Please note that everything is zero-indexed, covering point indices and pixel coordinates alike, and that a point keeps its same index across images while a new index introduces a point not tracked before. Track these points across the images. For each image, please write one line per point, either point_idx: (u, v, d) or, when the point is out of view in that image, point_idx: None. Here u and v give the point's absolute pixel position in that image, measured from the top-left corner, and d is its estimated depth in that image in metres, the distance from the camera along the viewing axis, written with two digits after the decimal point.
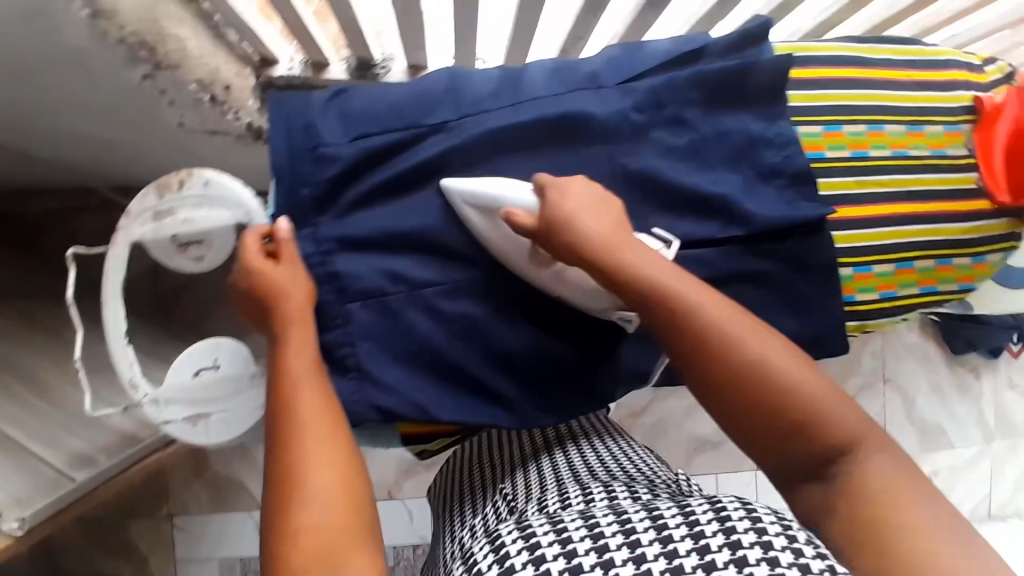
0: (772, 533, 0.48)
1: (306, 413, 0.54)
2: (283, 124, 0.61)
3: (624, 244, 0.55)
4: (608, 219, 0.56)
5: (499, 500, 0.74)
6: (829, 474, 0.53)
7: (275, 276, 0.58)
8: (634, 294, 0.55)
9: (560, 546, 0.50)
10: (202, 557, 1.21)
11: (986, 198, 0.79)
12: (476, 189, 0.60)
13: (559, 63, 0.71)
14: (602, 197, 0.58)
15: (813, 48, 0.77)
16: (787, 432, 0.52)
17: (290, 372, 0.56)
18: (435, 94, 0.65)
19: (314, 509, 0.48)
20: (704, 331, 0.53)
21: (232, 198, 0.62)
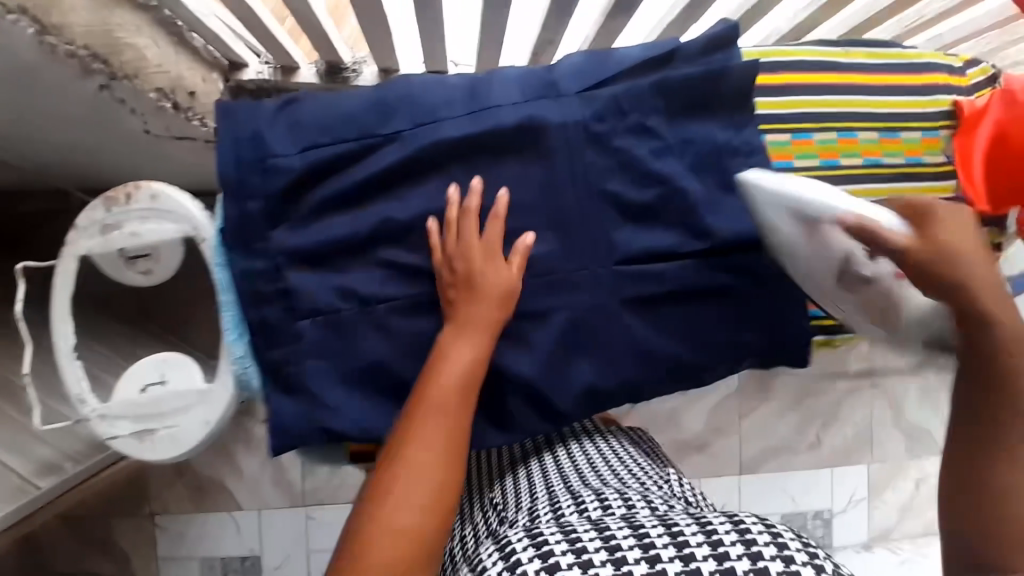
0: (797, 560, 0.49)
1: (435, 432, 0.55)
2: (230, 134, 0.60)
3: (970, 258, 0.54)
4: (967, 236, 0.54)
5: (490, 511, 0.75)
6: (1007, 564, 0.51)
7: (474, 262, 0.59)
8: (956, 302, 0.54)
9: (574, 556, 0.51)
10: (182, 555, 1.22)
11: (965, 208, 0.75)
12: (761, 189, 0.58)
13: (523, 69, 0.68)
14: (967, 218, 0.56)
15: (785, 52, 0.74)
16: (993, 479, 0.53)
17: (444, 358, 0.57)
18: (390, 102, 0.63)
19: (389, 535, 0.51)
20: (1004, 343, 0.53)
21: (180, 212, 0.60)
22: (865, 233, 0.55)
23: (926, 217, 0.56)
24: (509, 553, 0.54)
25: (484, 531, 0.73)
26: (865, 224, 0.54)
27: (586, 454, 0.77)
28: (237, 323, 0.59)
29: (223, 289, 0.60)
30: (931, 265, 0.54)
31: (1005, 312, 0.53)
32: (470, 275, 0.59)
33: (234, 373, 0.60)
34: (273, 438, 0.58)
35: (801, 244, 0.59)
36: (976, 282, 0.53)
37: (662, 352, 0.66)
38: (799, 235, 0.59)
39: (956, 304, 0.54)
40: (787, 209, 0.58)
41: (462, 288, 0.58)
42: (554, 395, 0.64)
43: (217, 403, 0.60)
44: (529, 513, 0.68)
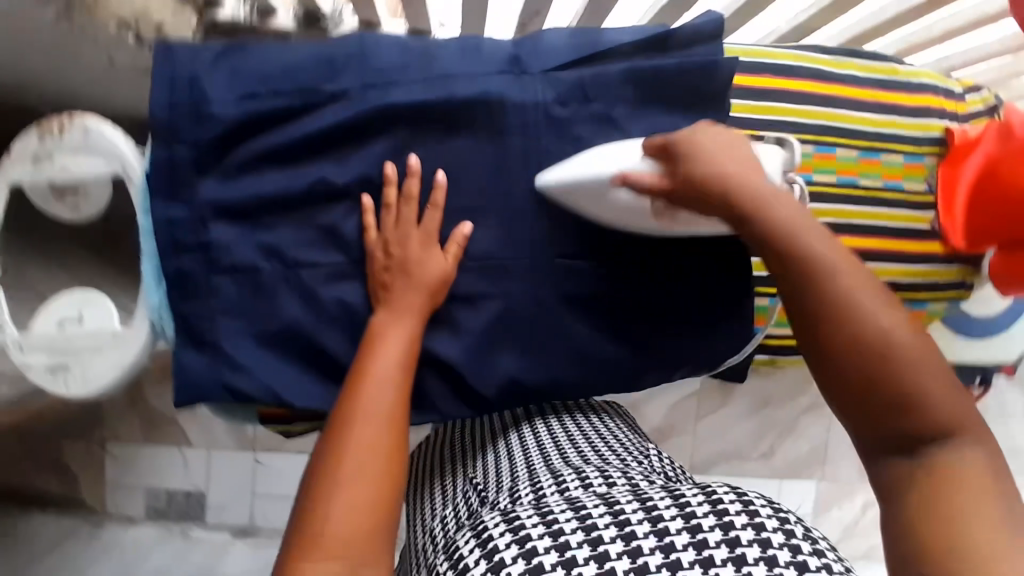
0: (768, 528, 0.47)
1: (374, 410, 0.52)
2: (166, 73, 0.58)
3: (742, 177, 0.53)
4: (735, 161, 0.54)
5: (469, 490, 0.68)
6: (920, 454, 0.46)
7: (411, 251, 0.58)
8: (754, 236, 0.52)
9: (552, 539, 0.48)
10: (128, 484, 1.24)
11: (939, 241, 0.74)
12: (552, 181, 0.60)
13: (490, 39, 0.65)
14: (728, 139, 0.56)
15: (770, 54, 0.70)
16: (878, 388, 0.47)
17: (379, 340, 0.55)
18: (339, 58, 0.60)
19: (343, 515, 0.47)
20: (804, 252, 0.51)
21: (110, 149, 0.58)
22: (632, 185, 0.55)
23: (671, 149, 0.55)
24: (485, 537, 0.51)
25: (463, 512, 0.65)
26: (628, 176, 0.55)
27: (567, 432, 0.71)
28: (156, 271, 0.58)
29: (145, 234, 0.58)
30: (710, 196, 0.54)
31: (787, 211, 0.52)
32: (406, 262, 0.57)
33: (150, 319, 0.59)
34: (178, 390, 0.57)
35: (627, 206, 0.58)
36: (761, 202, 0.52)
37: (592, 352, 0.64)
38: (596, 206, 0.59)
39: (750, 230, 0.52)
40: (566, 187, 0.59)
41: (393, 278, 0.57)
42: (475, 381, 0.62)
43: (132, 347, 0.59)
44: (505, 494, 0.62)
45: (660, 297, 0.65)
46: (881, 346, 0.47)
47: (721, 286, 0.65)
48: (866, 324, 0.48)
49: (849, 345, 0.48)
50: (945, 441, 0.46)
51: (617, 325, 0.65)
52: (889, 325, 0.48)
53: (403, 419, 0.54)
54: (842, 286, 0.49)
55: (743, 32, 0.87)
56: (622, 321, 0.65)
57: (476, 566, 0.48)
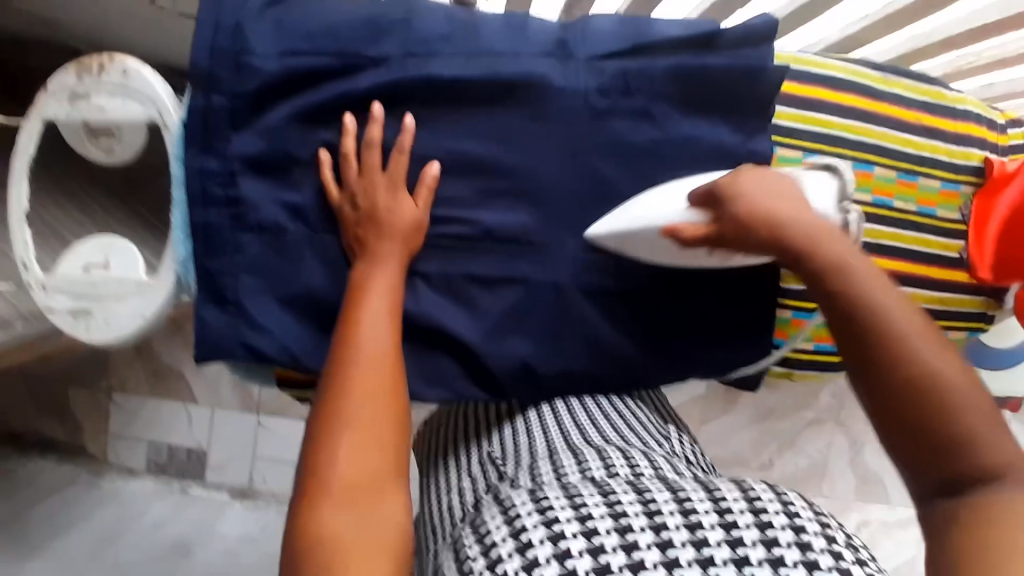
0: (810, 531, 0.45)
1: (373, 355, 0.53)
2: (210, 21, 0.57)
3: (797, 215, 0.53)
4: (785, 200, 0.54)
5: (487, 464, 0.67)
6: (968, 490, 0.44)
7: (378, 199, 0.57)
8: (807, 273, 0.52)
9: (580, 523, 0.46)
10: (131, 436, 1.25)
11: (966, 270, 0.73)
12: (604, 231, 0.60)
13: (538, 21, 0.64)
14: (776, 178, 0.56)
15: (818, 63, 0.69)
16: (928, 426, 0.46)
17: (365, 294, 0.55)
18: (385, 23, 0.60)
19: (352, 460, 0.49)
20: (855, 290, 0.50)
21: (147, 93, 0.58)
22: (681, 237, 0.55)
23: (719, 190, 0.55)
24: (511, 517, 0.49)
25: (481, 486, 0.64)
26: (678, 231, 0.55)
27: (589, 411, 0.68)
28: (184, 223, 0.58)
29: (177, 184, 0.58)
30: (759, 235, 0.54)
31: (844, 250, 0.52)
32: (373, 211, 0.57)
33: (175, 271, 0.58)
34: (196, 344, 0.57)
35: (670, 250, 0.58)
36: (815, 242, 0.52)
37: (610, 345, 0.64)
38: (648, 251, 0.59)
39: (805, 268, 0.52)
40: (617, 237, 0.59)
41: (365, 230, 0.57)
42: (490, 362, 0.62)
43: (155, 297, 0.59)
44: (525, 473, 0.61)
45: (688, 307, 0.65)
46: (941, 392, 0.46)
47: (743, 301, 0.65)
48: (924, 365, 0.47)
49: (901, 382, 0.47)
50: (994, 482, 0.44)
51: (635, 319, 0.64)
52: (942, 369, 0.47)
53: (399, 365, 0.54)
54: (897, 323, 0.48)
55: (792, 39, 0.86)
56: (638, 317, 0.64)
57: (502, 544, 0.46)
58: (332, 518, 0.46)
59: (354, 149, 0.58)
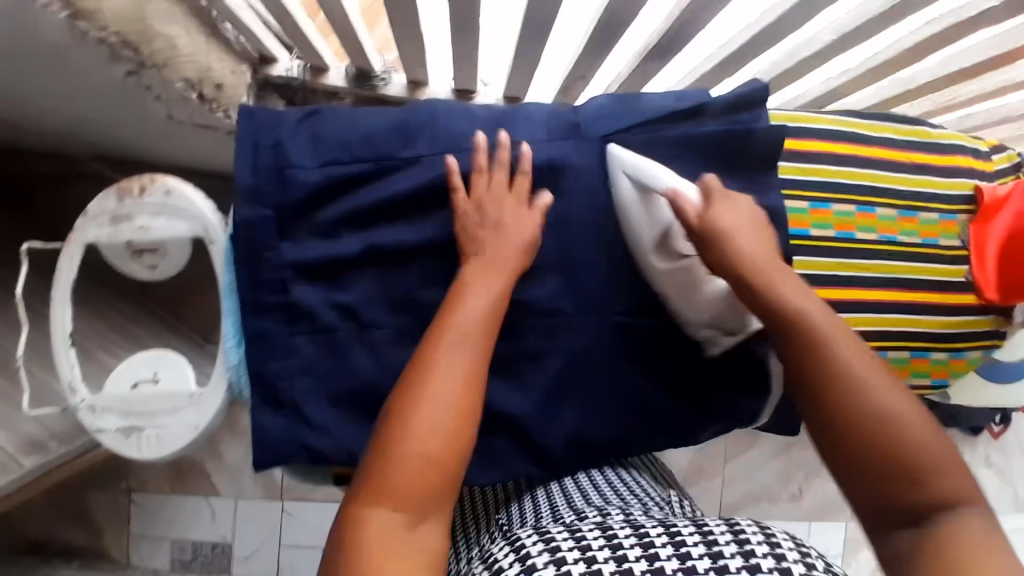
0: (790, 559, 0.47)
1: (459, 337, 0.53)
2: (250, 139, 0.60)
3: (761, 253, 0.56)
4: (753, 236, 0.57)
5: (496, 532, 0.67)
6: (926, 523, 0.48)
7: (505, 211, 0.59)
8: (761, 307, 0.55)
9: (580, 552, 0.49)
10: (155, 536, 1.23)
11: (974, 292, 0.76)
12: (619, 157, 0.63)
13: (549, 106, 0.68)
14: (741, 214, 0.59)
15: (811, 118, 0.74)
16: (880, 460, 0.49)
17: (466, 287, 0.56)
18: (413, 122, 0.63)
19: (414, 459, 0.48)
20: (807, 321, 0.53)
21: (191, 211, 0.60)
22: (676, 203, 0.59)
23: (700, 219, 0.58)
24: (523, 554, 0.51)
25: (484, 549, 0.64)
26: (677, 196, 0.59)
27: (591, 477, 0.70)
28: (237, 331, 0.60)
29: (227, 293, 0.60)
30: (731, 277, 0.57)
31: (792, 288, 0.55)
32: (500, 221, 0.59)
33: (227, 379, 0.60)
34: (257, 452, 0.58)
35: (647, 213, 0.62)
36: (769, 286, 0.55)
37: (652, 404, 0.66)
38: (633, 203, 0.63)
39: (762, 311, 0.55)
40: (627, 176, 0.63)
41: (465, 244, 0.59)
42: (539, 435, 0.64)
43: (209, 406, 0.60)
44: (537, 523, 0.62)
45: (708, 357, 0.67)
46: (883, 440, 0.49)
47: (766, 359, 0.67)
48: (871, 412, 0.50)
49: (849, 425, 0.50)
50: (950, 513, 0.48)
51: (673, 374, 0.67)
52: (890, 405, 0.50)
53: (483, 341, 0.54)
54: (843, 361, 0.52)
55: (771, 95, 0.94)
56: (671, 369, 0.67)
57: (511, 568, 0.49)
58: (377, 541, 0.45)
59: (484, 164, 0.61)
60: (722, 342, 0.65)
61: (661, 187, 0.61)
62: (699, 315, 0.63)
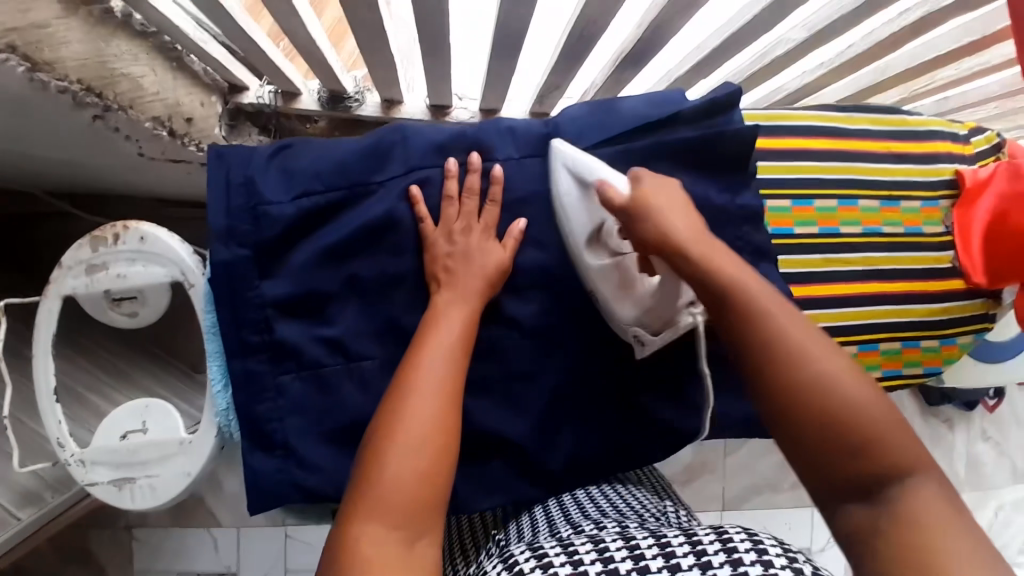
0: (777, 563, 0.47)
1: (434, 369, 0.52)
2: (221, 180, 0.59)
3: (695, 233, 0.54)
4: (687, 215, 0.55)
5: (492, 546, 0.65)
6: (877, 496, 0.46)
7: (473, 240, 0.60)
8: (700, 284, 0.53)
9: (572, 566, 0.49)
10: (160, 570, 1.22)
11: (962, 278, 0.76)
12: (561, 155, 0.62)
13: (521, 120, 0.68)
14: (673, 193, 0.57)
15: (787, 115, 0.74)
16: (831, 435, 0.47)
17: (434, 321, 0.56)
18: (384, 147, 0.62)
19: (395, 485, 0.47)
20: (744, 295, 0.51)
21: (167, 256, 0.59)
22: (603, 194, 0.58)
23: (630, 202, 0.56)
24: (513, 565, 0.51)
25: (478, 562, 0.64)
26: (604, 188, 0.58)
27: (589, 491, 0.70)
28: (223, 374, 0.58)
29: (211, 336, 0.58)
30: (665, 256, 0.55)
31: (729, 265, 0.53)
32: (468, 250, 0.59)
33: (217, 423, 0.58)
34: (250, 496, 0.57)
35: (578, 206, 0.61)
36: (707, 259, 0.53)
37: (649, 414, 0.66)
38: (574, 205, 0.62)
39: (698, 283, 0.53)
40: (568, 169, 0.62)
41: (438, 266, 0.59)
42: (537, 454, 0.64)
43: (200, 452, 0.59)
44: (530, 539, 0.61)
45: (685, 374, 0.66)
46: (827, 408, 0.47)
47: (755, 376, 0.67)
48: (812, 381, 0.48)
49: (798, 404, 0.48)
50: (899, 483, 0.46)
51: (664, 381, 0.67)
52: (836, 378, 0.48)
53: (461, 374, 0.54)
54: (786, 333, 0.49)
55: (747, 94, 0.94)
56: (663, 376, 0.66)
57: None
58: (374, 556, 0.44)
59: (456, 191, 0.62)
60: (649, 344, 0.63)
61: (593, 178, 0.60)
62: (625, 311, 0.61)
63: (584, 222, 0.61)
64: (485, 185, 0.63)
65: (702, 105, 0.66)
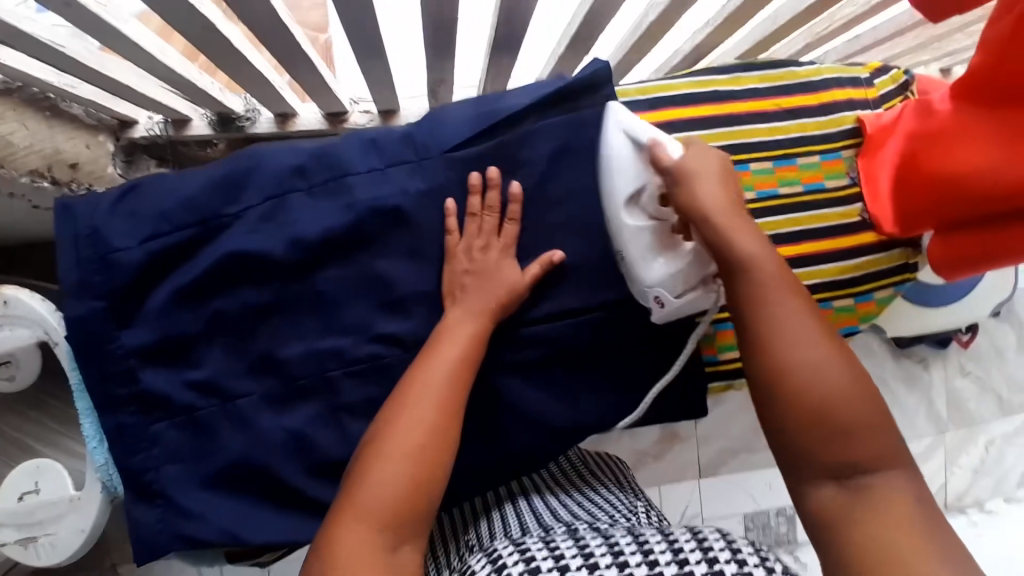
0: (751, 562, 0.47)
1: (418, 409, 0.51)
2: (68, 234, 0.58)
3: (730, 210, 0.53)
4: (726, 189, 0.54)
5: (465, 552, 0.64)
6: (854, 484, 0.47)
7: (489, 258, 0.60)
8: (722, 257, 0.52)
9: (554, 560, 0.48)
10: None
11: (872, 229, 0.73)
12: (617, 124, 0.59)
13: (382, 128, 0.65)
14: (723, 168, 0.56)
15: (662, 86, 0.72)
16: (819, 414, 0.47)
17: (427, 355, 0.54)
18: (234, 178, 0.60)
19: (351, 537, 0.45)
20: (760, 269, 0.51)
21: (31, 316, 0.59)
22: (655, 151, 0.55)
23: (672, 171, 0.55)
24: (501, 565, 0.49)
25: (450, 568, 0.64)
26: (659, 146, 0.56)
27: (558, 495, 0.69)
28: (95, 430, 0.58)
29: (78, 394, 0.58)
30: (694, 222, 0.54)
31: (755, 242, 0.52)
32: (485, 267, 0.60)
33: (99, 477, 0.59)
34: (135, 550, 0.57)
35: (629, 165, 0.58)
36: (727, 230, 0.52)
37: (551, 419, 0.63)
38: (620, 169, 0.59)
39: (721, 257, 0.52)
40: (622, 132, 0.59)
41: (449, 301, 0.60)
42: None
43: (89, 508, 0.60)
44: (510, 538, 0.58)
45: (621, 364, 0.65)
46: (809, 395, 0.48)
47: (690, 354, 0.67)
48: (801, 359, 0.48)
49: (787, 381, 0.48)
50: (876, 473, 0.47)
51: (576, 387, 0.65)
52: (824, 361, 0.48)
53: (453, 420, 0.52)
54: (789, 312, 0.50)
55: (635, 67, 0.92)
56: (578, 378, 0.65)
57: None
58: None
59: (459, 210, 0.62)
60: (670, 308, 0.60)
61: (644, 140, 0.57)
62: (650, 275, 0.58)
63: (639, 183, 0.58)
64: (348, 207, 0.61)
65: (550, 94, 0.64)
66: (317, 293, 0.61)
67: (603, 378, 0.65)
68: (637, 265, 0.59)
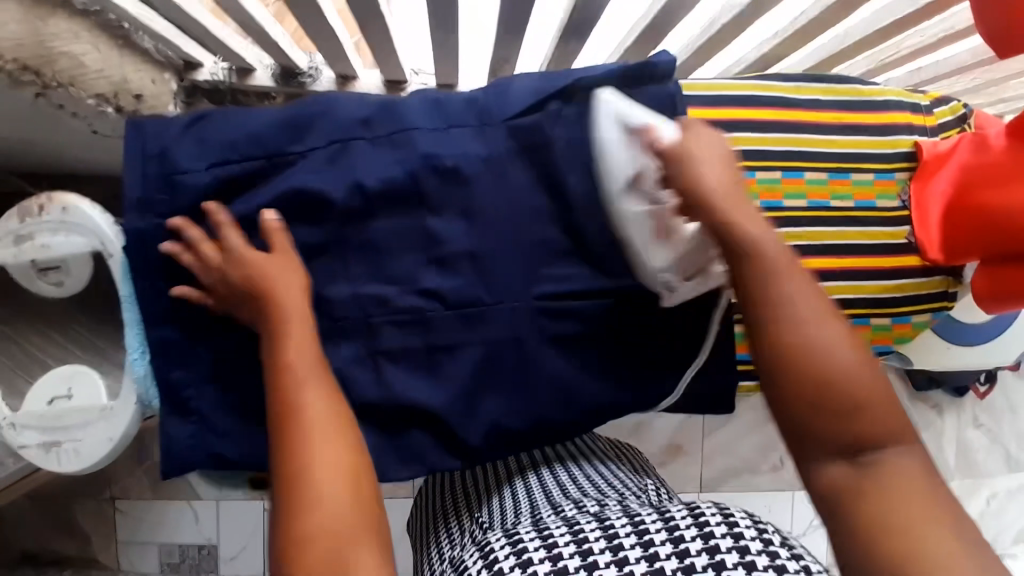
0: (747, 536, 0.49)
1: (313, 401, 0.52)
2: (137, 150, 0.60)
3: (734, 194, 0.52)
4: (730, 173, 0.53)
5: (478, 526, 0.66)
6: (864, 463, 0.48)
7: (259, 271, 0.56)
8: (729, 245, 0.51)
9: (546, 552, 0.50)
10: (142, 541, 1.26)
11: (917, 253, 0.72)
12: (607, 106, 0.57)
13: (450, 91, 0.66)
14: (722, 150, 0.54)
15: (727, 85, 0.72)
16: (832, 399, 0.48)
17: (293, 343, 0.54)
18: (302, 119, 0.61)
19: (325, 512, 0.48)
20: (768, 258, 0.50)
21: (89, 225, 0.60)
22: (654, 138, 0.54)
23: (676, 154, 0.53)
24: (495, 557, 0.52)
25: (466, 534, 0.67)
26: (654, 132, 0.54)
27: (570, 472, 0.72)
28: (140, 342, 0.59)
29: (128, 304, 0.59)
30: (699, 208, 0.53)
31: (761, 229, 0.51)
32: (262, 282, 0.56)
33: (136, 390, 0.59)
34: (165, 462, 0.58)
35: (624, 150, 0.56)
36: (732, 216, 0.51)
37: (582, 397, 0.63)
38: (616, 154, 0.56)
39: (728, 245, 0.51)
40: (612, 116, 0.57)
41: (263, 300, 0.55)
42: (459, 429, 0.62)
43: (119, 419, 0.60)
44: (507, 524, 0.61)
45: (653, 348, 0.65)
46: (824, 378, 0.48)
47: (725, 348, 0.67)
48: (814, 343, 0.48)
49: (802, 373, 0.48)
50: (885, 448, 0.48)
51: (607, 368, 0.64)
52: (832, 346, 0.48)
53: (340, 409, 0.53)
54: (797, 302, 0.49)
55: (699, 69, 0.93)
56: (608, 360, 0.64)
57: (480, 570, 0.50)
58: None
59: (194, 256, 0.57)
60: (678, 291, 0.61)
61: (639, 125, 0.56)
62: (657, 261, 0.58)
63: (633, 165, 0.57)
64: (407, 160, 0.61)
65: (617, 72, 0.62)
66: (367, 241, 0.62)
67: (634, 363, 0.65)
68: (640, 252, 0.58)
